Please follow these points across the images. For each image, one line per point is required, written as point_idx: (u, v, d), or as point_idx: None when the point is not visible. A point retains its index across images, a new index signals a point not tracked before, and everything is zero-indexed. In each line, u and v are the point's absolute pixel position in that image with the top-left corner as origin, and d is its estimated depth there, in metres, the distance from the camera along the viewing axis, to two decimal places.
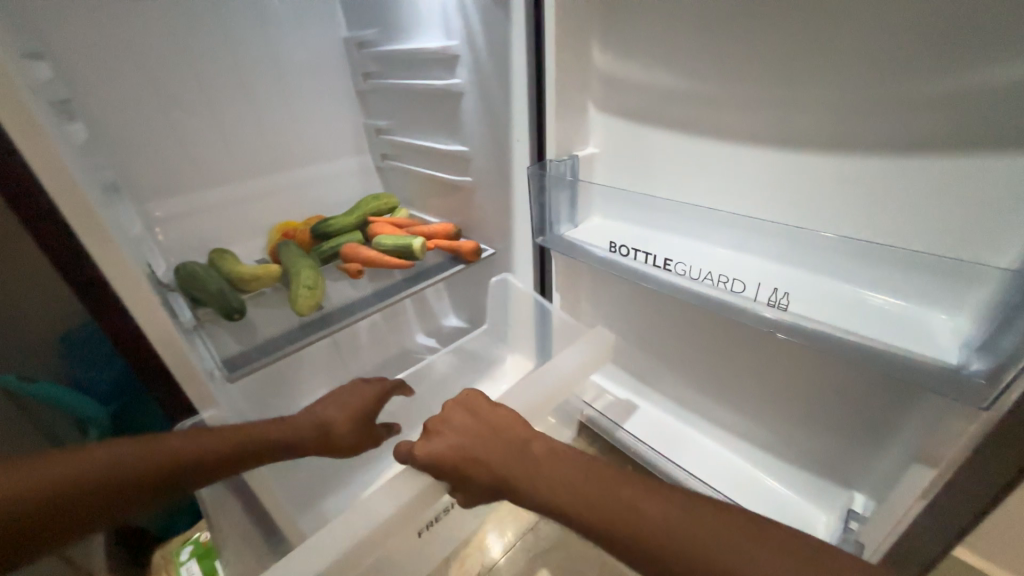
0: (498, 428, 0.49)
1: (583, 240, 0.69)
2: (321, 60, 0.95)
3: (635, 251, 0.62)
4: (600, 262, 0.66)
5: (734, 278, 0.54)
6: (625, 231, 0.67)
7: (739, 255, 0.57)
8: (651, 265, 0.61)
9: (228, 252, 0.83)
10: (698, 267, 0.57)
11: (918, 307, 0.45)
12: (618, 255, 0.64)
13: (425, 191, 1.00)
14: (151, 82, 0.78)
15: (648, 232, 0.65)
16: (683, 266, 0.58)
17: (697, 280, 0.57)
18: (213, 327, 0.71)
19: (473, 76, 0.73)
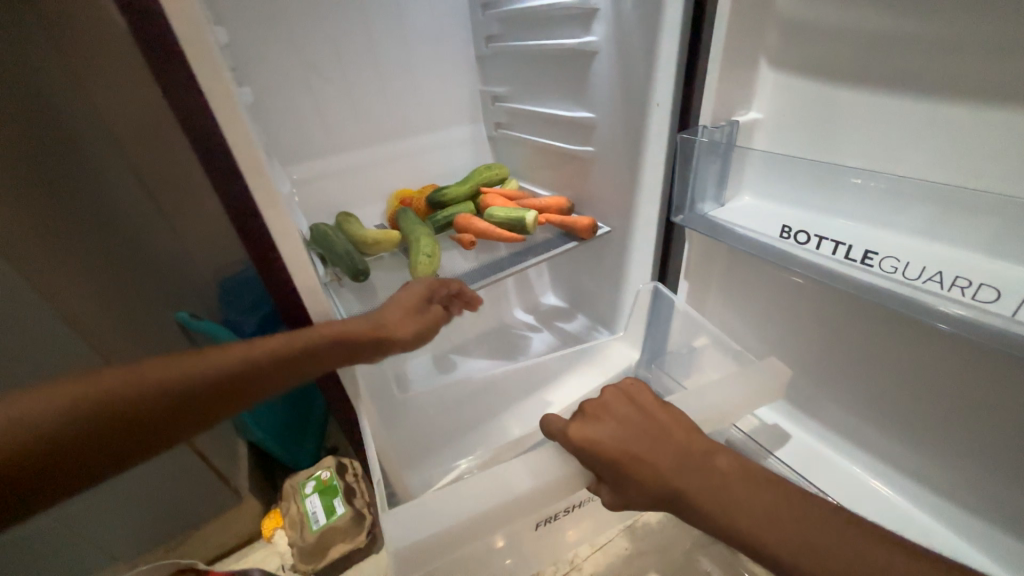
0: (673, 431, 0.45)
1: (741, 223, 0.60)
2: (446, 25, 0.94)
3: (817, 239, 0.54)
4: (761, 250, 0.58)
5: (977, 284, 0.44)
6: (799, 215, 0.59)
7: (975, 251, 0.47)
8: (842, 258, 0.52)
9: (352, 216, 0.88)
10: (911, 264, 0.48)
11: None
12: (791, 242, 0.56)
13: (537, 163, 0.96)
14: (298, 49, 0.82)
15: (831, 217, 0.56)
16: (892, 262, 0.49)
17: (916, 281, 0.47)
18: (340, 285, 0.75)
19: (612, 30, 0.65)
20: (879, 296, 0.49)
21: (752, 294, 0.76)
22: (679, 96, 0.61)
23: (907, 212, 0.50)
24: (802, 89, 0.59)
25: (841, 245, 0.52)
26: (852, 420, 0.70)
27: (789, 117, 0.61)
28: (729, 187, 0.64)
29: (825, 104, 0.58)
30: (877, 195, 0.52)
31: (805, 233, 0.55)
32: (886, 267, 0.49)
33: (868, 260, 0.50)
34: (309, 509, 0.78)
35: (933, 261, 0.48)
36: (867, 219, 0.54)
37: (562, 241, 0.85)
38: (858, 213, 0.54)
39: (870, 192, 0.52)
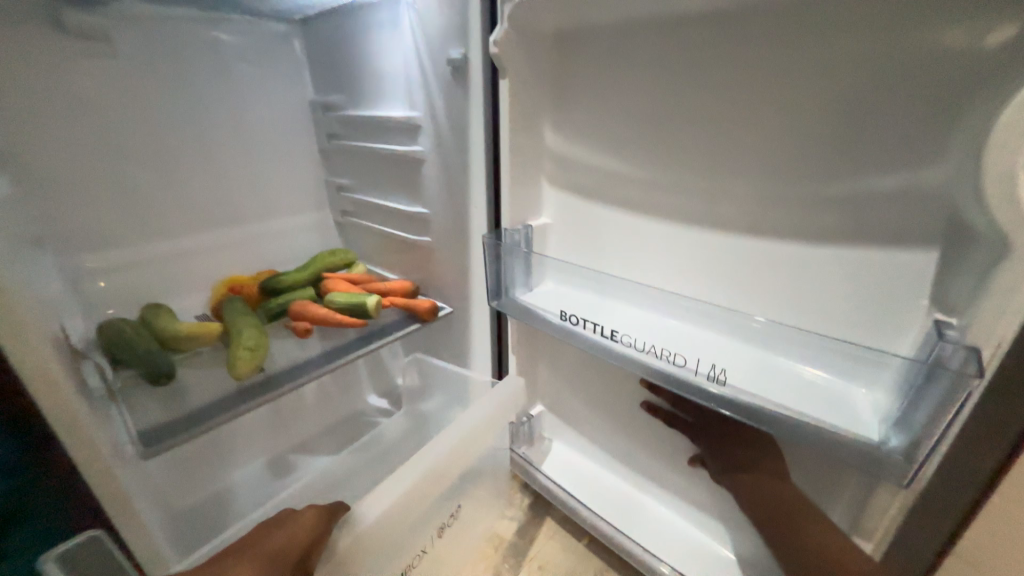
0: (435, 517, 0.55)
1: (538, 309, 0.69)
2: (286, 120, 0.97)
3: (583, 321, 0.64)
4: (552, 329, 0.67)
5: (676, 351, 0.56)
6: (575, 300, 0.68)
7: (681, 326, 0.60)
8: (599, 335, 0.62)
9: (166, 308, 0.79)
10: (641, 340, 0.59)
11: (839, 383, 0.49)
12: (567, 324, 0.65)
13: (384, 248, 1.00)
14: (100, 134, 0.76)
15: (595, 301, 0.67)
16: (629, 337, 0.59)
17: (645, 351, 0.58)
18: (134, 393, 0.65)
19: (434, 145, 0.77)
20: (631, 366, 0.59)
21: None
22: (490, 201, 0.73)
23: (637, 294, 0.63)
24: (572, 202, 0.72)
25: (596, 325, 0.62)
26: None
27: (563, 223, 0.74)
28: (533, 277, 0.73)
29: (590, 215, 0.70)
30: (619, 284, 0.64)
31: (575, 317, 0.64)
32: (625, 342, 0.60)
33: (614, 336, 0.60)
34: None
35: (655, 337, 0.59)
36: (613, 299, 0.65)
37: (406, 324, 0.88)
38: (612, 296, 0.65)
39: (613, 281, 0.64)
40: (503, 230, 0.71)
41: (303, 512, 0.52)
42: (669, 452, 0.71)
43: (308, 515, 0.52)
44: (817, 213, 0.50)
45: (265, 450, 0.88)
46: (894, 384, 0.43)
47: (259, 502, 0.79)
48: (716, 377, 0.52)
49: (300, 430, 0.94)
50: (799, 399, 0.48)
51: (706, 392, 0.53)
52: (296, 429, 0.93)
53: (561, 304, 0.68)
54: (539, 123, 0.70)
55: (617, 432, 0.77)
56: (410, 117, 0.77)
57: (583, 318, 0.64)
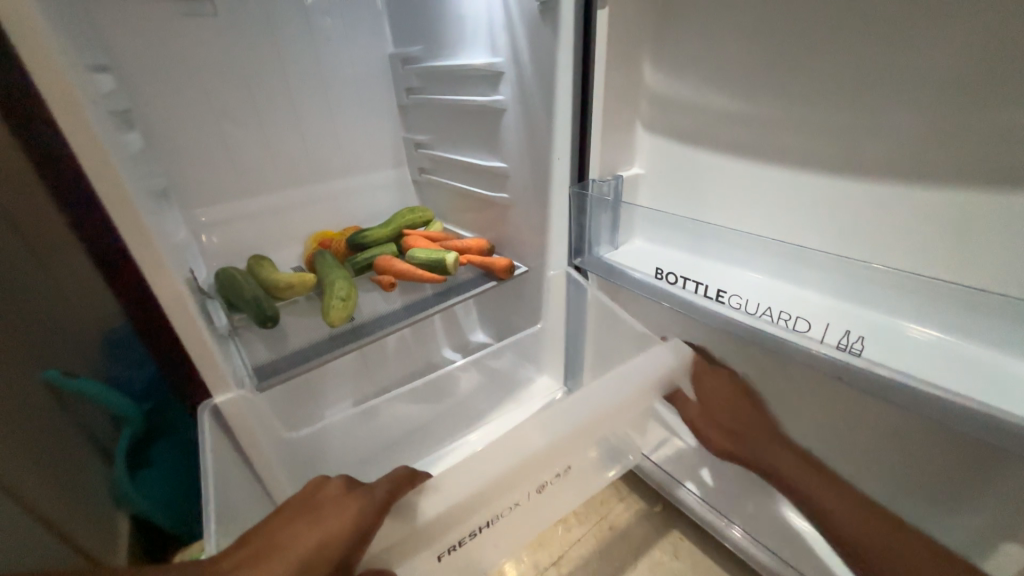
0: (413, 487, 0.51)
1: (631, 266, 0.66)
2: (366, 75, 0.97)
3: (683, 280, 0.60)
4: (639, 286, 0.64)
5: (798, 316, 0.50)
6: (672, 258, 0.64)
7: (800, 289, 0.53)
8: (701, 295, 0.58)
9: (266, 259, 0.85)
10: (753, 302, 0.54)
11: (1015, 362, 0.39)
12: (663, 282, 0.62)
13: (459, 205, 1.00)
14: (207, 94, 0.81)
15: (695, 258, 0.62)
16: (738, 299, 0.54)
17: (756, 315, 0.53)
18: (247, 333, 0.72)
19: (515, 92, 0.73)
20: (733, 328, 0.54)
21: None
22: (574, 151, 0.68)
23: (746, 253, 0.57)
24: (674, 153, 0.67)
25: (699, 284, 0.58)
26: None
27: (660, 174, 0.69)
28: (621, 236, 0.71)
29: (695, 167, 0.65)
30: (727, 242, 0.58)
31: (673, 275, 0.60)
32: (733, 303, 0.55)
33: (720, 297, 0.56)
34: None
35: (770, 299, 0.53)
36: (716, 257, 0.60)
37: (482, 281, 0.88)
38: (715, 254, 0.60)
39: (718, 238, 0.59)
40: (589, 179, 0.68)
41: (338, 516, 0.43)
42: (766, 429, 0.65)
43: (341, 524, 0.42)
44: (1002, 153, 0.42)
45: (352, 393, 0.95)
46: None
47: None
48: (848, 348, 0.46)
49: (383, 378, 1.00)
50: (953, 376, 0.40)
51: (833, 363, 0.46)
52: (379, 376, 0.99)
53: (655, 262, 0.64)
54: (635, 62, 0.63)
55: None
56: (492, 64, 0.74)
57: (683, 276, 0.59)
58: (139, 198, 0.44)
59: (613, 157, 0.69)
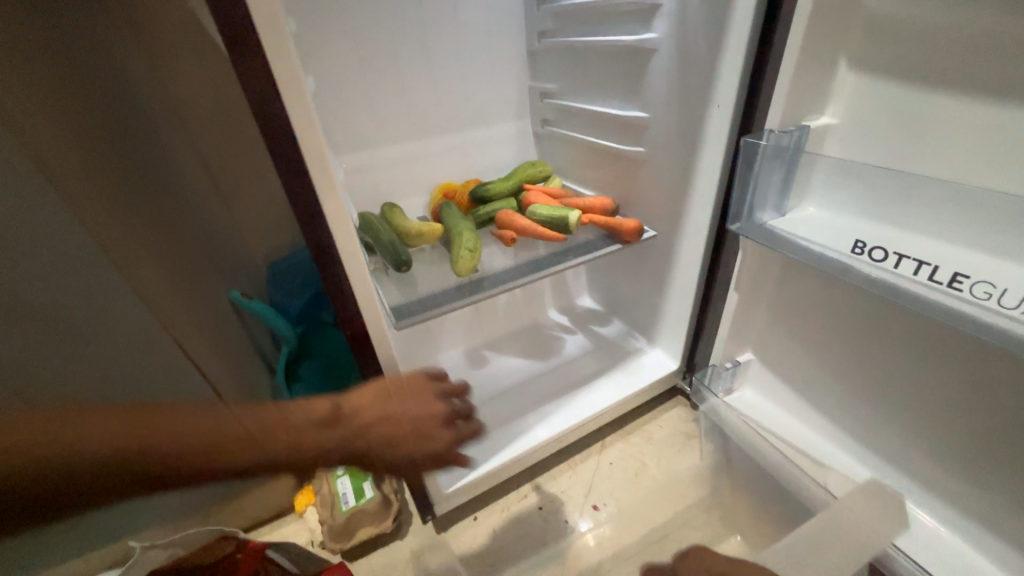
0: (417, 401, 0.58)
1: (819, 240, 0.58)
2: (499, 18, 0.94)
3: (895, 257, 0.51)
4: (823, 261, 0.56)
5: None
6: (878, 233, 0.55)
7: None
8: (922, 278, 0.49)
9: (398, 206, 0.89)
10: (1016, 293, 0.43)
11: None
12: (865, 259, 0.53)
13: (583, 161, 0.94)
14: (355, 42, 0.84)
15: (916, 236, 0.53)
16: (986, 288, 0.44)
17: (1014, 311, 0.43)
18: (383, 275, 0.77)
19: (674, 27, 0.63)
20: (960, 323, 0.46)
21: (804, 311, 0.71)
22: (743, 95, 0.58)
23: (1005, 236, 0.46)
24: (888, 98, 0.54)
25: (924, 265, 0.48)
26: (910, 453, 0.64)
27: (863, 123, 0.57)
28: (790, 196, 0.63)
29: (920, 116, 0.52)
30: (971, 216, 0.48)
31: (882, 250, 0.52)
32: (978, 293, 0.45)
33: (956, 284, 0.46)
34: (341, 491, 0.76)
35: None
36: (944, 235, 0.50)
37: (605, 243, 0.83)
38: (949, 233, 0.50)
39: (957, 212, 0.49)
40: (767, 128, 0.58)
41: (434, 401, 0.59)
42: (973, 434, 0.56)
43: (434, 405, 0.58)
44: None
45: (463, 342, 1.00)
46: None
47: (460, 383, 0.91)
48: None
49: (492, 331, 1.03)
50: None
51: None
52: (489, 329, 1.02)
53: (853, 235, 0.56)
54: None
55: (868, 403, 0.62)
56: None
57: (896, 253, 0.51)
58: None
59: (795, 105, 0.57)
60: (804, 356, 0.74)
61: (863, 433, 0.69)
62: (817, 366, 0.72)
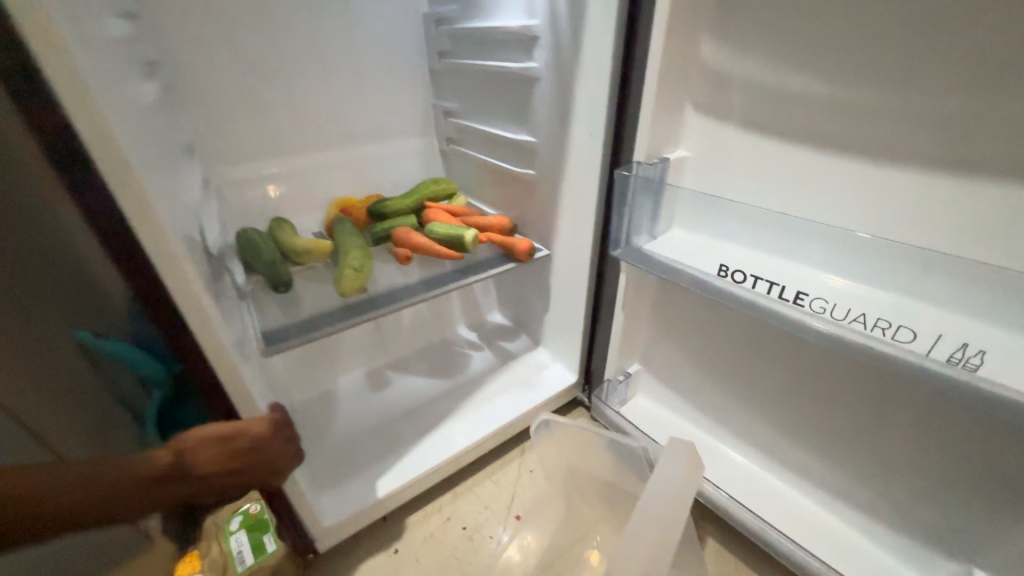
0: (252, 449, 0.53)
1: (689, 263, 0.61)
2: (398, 36, 0.94)
3: (752, 279, 0.56)
4: (698, 283, 0.59)
5: (899, 325, 0.46)
6: (734, 254, 0.61)
7: (886, 293, 0.50)
8: (777, 297, 0.53)
9: (287, 222, 0.84)
10: (840, 306, 0.50)
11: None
12: (729, 281, 0.57)
13: (484, 180, 0.96)
14: (236, 48, 0.80)
15: (762, 257, 0.59)
16: (821, 303, 0.51)
17: (843, 321, 0.49)
18: (263, 297, 0.72)
19: (551, 60, 0.67)
20: (813, 336, 0.50)
21: (680, 323, 0.77)
22: (612, 126, 0.63)
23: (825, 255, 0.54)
24: (727, 139, 0.61)
25: (775, 285, 0.54)
26: (772, 445, 0.72)
27: (710, 157, 0.63)
28: (660, 221, 0.67)
29: (755, 156, 0.60)
30: (800, 240, 0.55)
31: (742, 272, 0.56)
32: (816, 307, 0.51)
33: (800, 300, 0.52)
34: (232, 550, 0.57)
35: (860, 304, 0.50)
36: (781, 255, 0.57)
37: (503, 261, 0.84)
38: (784, 254, 0.57)
39: (792, 236, 0.55)
40: (634, 162, 0.61)
41: (271, 446, 0.55)
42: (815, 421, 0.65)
43: (272, 451, 0.55)
44: None
45: (366, 363, 0.96)
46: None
47: (358, 407, 0.87)
48: (960, 363, 0.42)
49: (398, 349, 1.00)
50: None
51: (941, 378, 0.42)
52: (394, 348, 0.99)
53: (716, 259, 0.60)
54: (691, 32, 0.57)
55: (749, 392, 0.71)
56: (528, 27, 0.68)
57: (753, 275, 0.55)
58: (150, 152, 0.42)
59: (656, 137, 0.62)
60: (682, 364, 0.80)
61: (733, 429, 0.77)
62: (693, 372, 0.79)
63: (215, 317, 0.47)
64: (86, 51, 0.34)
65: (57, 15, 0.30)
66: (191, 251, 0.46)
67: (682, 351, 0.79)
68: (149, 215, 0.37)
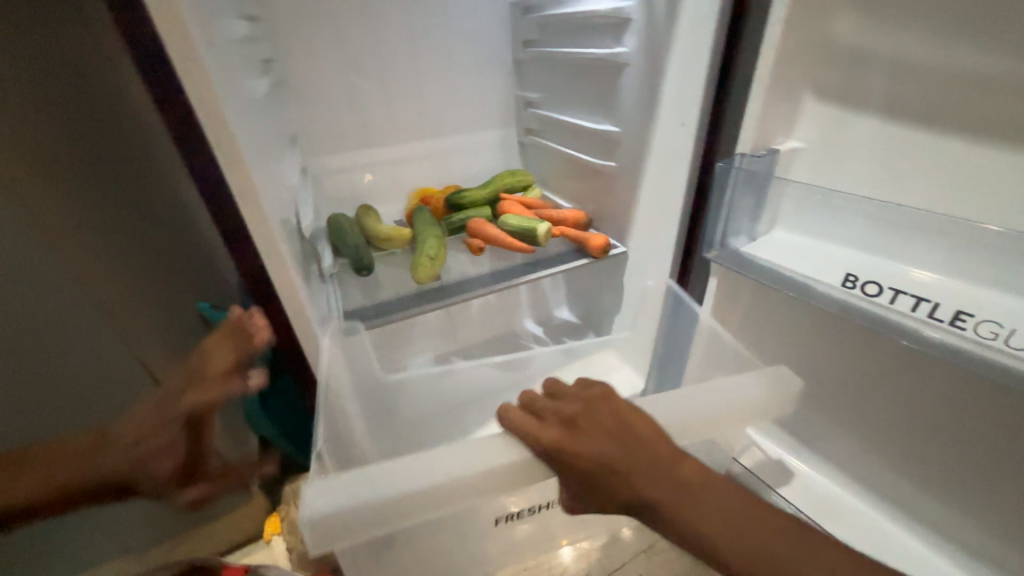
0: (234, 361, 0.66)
1: (802, 269, 0.53)
2: (486, 27, 0.94)
3: (891, 292, 0.47)
4: (815, 295, 0.51)
5: None
6: (866, 261, 0.51)
7: None
8: (926, 317, 0.44)
9: (373, 209, 0.89)
10: (1019, 333, 0.39)
11: None
12: (857, 293, 0.48)
13: (562, 172, 0.93)
14: (337, 44, 0.85)
15: (900, 264, 0.49)
16: (989, 327, 0.41)
17: (1021, 353, 0.39)
18: (347, 278, 0.77)
19: (642, 44, 0.62)
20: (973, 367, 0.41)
21: (775, 336, 0.69)
22: (706, 113, 0.57)
23: (994, 270, 0.43)
24: (855, 130, 0.53)
25: (924, 302, 0.44)
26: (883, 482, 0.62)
27: (828, 150, 0.55)
28: (761, 221, 0.59)
29: (894, 148, 0.51)
30: (961, 247, 0.45)
31: (876, 284, 0.47)
32: (983, 333, 0.41)
33: (959, 322, 0.42)
34: None
35: None
36: (928, 266, 0.47)
37: (575, 257, 0.81)
38: (934, 262, 0.47)
39: (945, 239, 0.45)
40: (737, 154, 0.55)
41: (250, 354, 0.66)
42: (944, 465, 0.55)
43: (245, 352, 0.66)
44: None
45: (435, 348, 0.99)
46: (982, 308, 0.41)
47: None
48: None
49: (465, 338, 1.02)
50: None
51: None
52: (462, 336, 1.01)
53: (842, 267, 0.51)
54: (815, 4, 0.49)
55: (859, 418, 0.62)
56: (619, 9, 0.64)
57: (892, 288, 0.46)
58: (259, 142, 0.47)
59: (760, 126, 0.55)
60: None
61: (830, 461, 0.67)
62: None
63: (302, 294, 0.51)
64: (215, 52, 0.38)
65: (187, 14, 0.33)
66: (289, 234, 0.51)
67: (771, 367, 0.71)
68: (254, 196, 0.41)
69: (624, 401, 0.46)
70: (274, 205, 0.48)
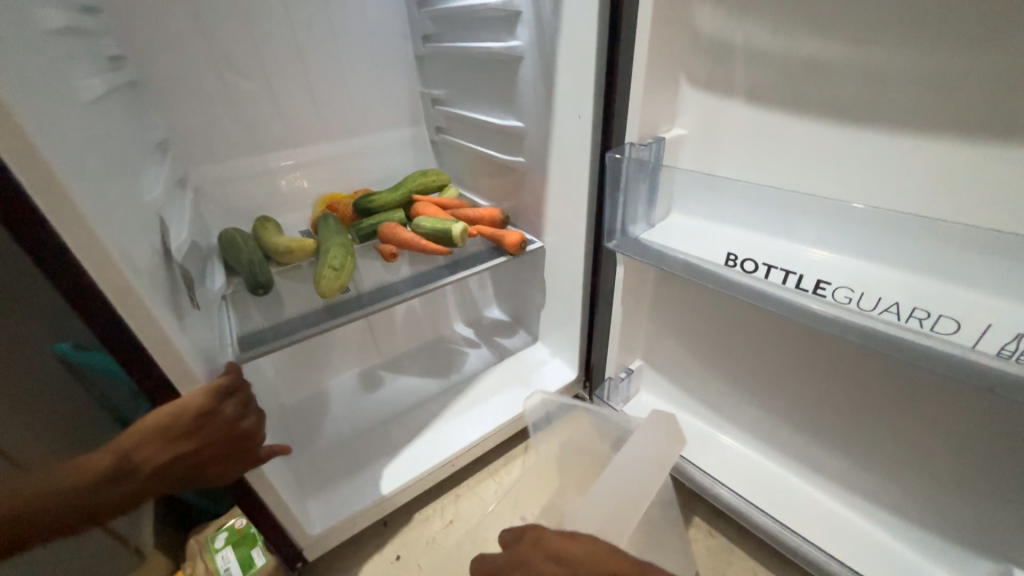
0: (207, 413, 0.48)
1: (688, 250, 0.56)
2: (381, 21, 0.90)
3: (765, 268, 0.50)
4: (704, 275, 0.54)
5: (936, 314, 0.41)
6: (742, 239, 0.55)
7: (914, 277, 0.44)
8: (793, 288, 0.48)
9: (273, 221, 0.81)
10: (868, 294, 0.45)
11: (939, 286, 0.43)
12: (738, 271, 0.52)
13: (475, 170, 0.91)
14: (207, 41, 0.76)
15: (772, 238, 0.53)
16: (845, 292, 0.45)
17: (872, 312, 0.44)
18: (242, 299, 0.69)
19: (533, 37, 0.62)
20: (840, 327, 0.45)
21: (686, 317, 0.72)
22: (600, 104, 0.58)
23: (847, 238, 0.48)
24: (731, 116, 0.56)
25: (791, 274, 0.48)
26: (787, 438, 0.67)
27: (710, 136, 0.58)
28: (657, 208, 0.61)
29: (764, 131, 0.54)
30: (817, 218, 0.49)
31: (752, 261, 0.51)
32: (840, 297, 0.46)
33: (820, 290, 0.46)
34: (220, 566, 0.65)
35: (887, 290, 0.44)
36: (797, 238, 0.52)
37: (493, 255, 0.80)
38: (794, 232, 0.52)
39: (800, 212, 0.50)
40: (628, 143, 0.57)
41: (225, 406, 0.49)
42: (832, 417, 0.61)
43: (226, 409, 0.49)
44: None
45: (359, 363, 0.93)
46: (890, 300, 0.44)
47: (352, 409, 0.85)
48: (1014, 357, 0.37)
49: (393, 349, 0.97)
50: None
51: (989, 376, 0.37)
52: (388, 348, 0.96)
53: (726, 247, 0.54)
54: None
55: (761, 384, 0.67)
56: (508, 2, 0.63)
57: (765, 264, 0.50)
58: (88, 153, 0.39)
59: (651, 115, 0.57)
60: (685, 359, 0.76)
61: (741, 425, 0.73)
62: (696, 367, 0.75)
63: (174, 329, 0.44)
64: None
65: None
66: (148, 258, 0.44)
67: (684, 345, 0.74)
68: (76, 216, 0.34)
69: (555, 535, 0.50)
70: (122, 226, 0.41)
